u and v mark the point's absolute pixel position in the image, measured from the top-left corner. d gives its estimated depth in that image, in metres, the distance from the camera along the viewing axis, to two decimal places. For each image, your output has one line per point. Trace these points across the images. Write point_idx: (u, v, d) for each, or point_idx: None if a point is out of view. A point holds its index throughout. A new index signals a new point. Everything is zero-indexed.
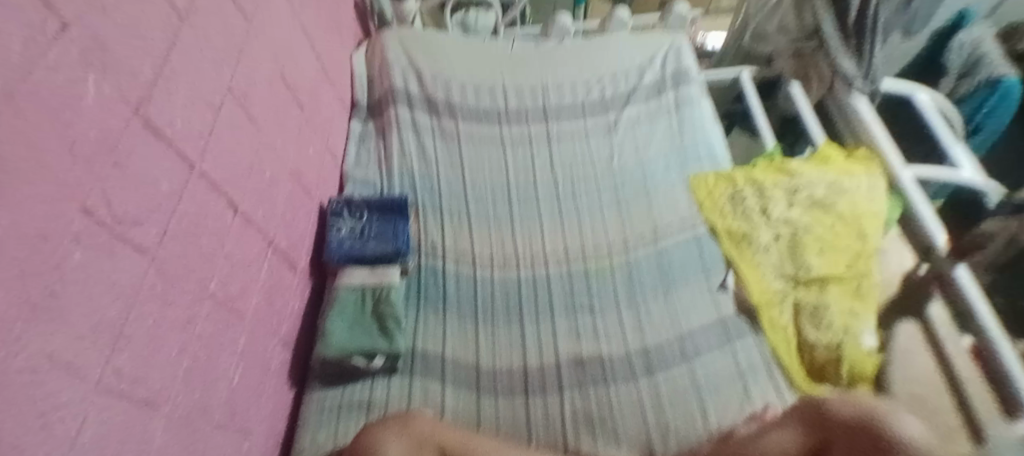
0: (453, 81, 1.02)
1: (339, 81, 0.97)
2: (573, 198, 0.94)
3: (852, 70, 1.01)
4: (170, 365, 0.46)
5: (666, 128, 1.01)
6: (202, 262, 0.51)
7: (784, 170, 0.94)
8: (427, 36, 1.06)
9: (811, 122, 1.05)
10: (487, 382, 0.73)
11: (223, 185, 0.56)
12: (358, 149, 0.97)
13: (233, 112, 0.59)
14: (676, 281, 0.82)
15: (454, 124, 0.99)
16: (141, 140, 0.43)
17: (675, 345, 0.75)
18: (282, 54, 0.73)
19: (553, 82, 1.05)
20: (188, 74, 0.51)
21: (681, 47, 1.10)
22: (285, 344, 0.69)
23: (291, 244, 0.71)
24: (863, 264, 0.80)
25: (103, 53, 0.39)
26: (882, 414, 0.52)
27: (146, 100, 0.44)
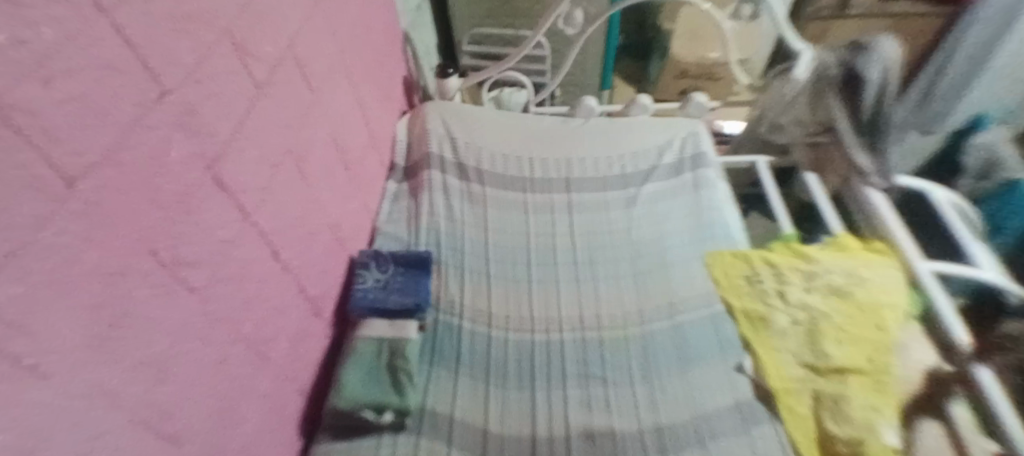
0: (485, 150, 1.10)
1: (382, 143, 1.06)
2: (590, 267, 0.96)
3: (867, 165, 1.04)
4: (199, 404, 0.48)
5: (684, 206, 1.05)
6: (242, 306, 0.55)
7: (801, 255, 0.96)
8: (465, 108, 1.15)
9: (828, 213, 1.10)
10: (495, 448, 0.72)
11: (270, 234, 0.60)
12: (390, 206, 1.02)
13: (288, 169, 0.65)
14: (691, 359, 0.81)
15: (481, 189, 1.05)
16: (209, 191, 0.48)
17: (689, 426, 0.74)
18: (335, 119, 0.82)
19: (578, 157, 1.12)
20: (256, 136, 0.57)
21: (699, 132, 1.17)
22: (302, 392, 0.70)
23: (321, 292, 0.75)
24: (884, 358, 0.79)
25: (191, 117, 0.45)
26: None
27: (219, 156, 0.50)
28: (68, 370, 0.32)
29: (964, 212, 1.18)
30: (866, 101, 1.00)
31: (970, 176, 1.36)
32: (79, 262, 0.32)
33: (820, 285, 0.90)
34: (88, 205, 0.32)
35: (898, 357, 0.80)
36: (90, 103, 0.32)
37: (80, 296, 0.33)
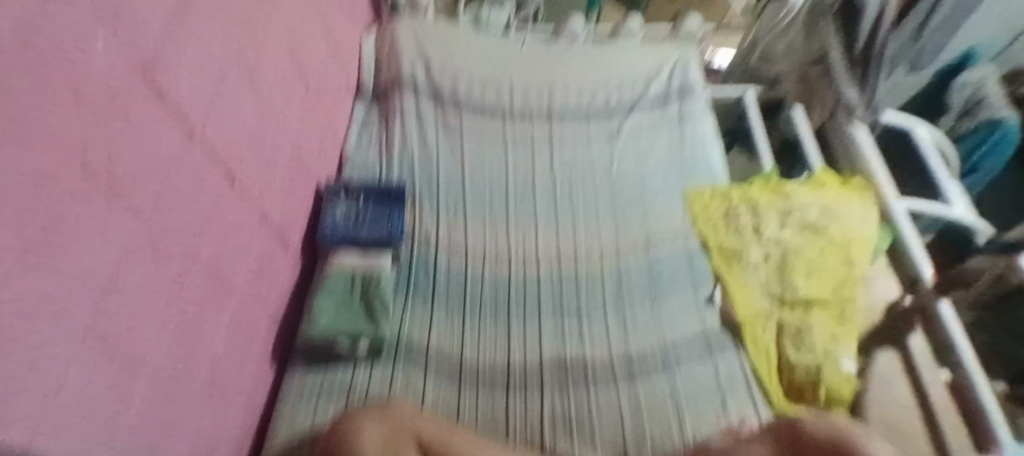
0: (461, 74, 1.03)
1: (347, 63, 0.97)
2: (569, 200, 0.94)
3: (854, 99, 1.03)
4: (155, 330, 0.46)
5: (668, 139, 1.02)
6: (195, 230, 0.51)
7: (780, 191, 0.95)
8: (439, 27, 1.06)
9: (811, 149, 1.08)
10: (468, 375, 0.73)
11: (222, 155, 0.56)
12: (358, 133, 0.96)
13: (239, 84, 0.59)
14: (664, 292, 0.83)
15: (457, 117, 0.99)
16: (147, 102, 0.43)
17: (657, 353, 0.76)
18: (293, 31, 0.74)
19: (560, 84, 1.06)
20: (199, 40, 0.51)
21: (688, 61, 1.11)
22: (271, 320, 0.69)
23: (285, 221, 0.71)
24: (848, 290, 0.81)
25: (117, 11, 0.39)
26: (856, 441, 0.54)
27: (154, 62, 0.44)
28: (20, 292, 0.30)
29: (945, 149, 1.19)
30: (862, 29, 0.97)
31: (953, 114, 1.37)
32: (15, 173, 0.29)
33: (795, 221, 0.91)
34: (10, 107, 0.28)
35: (861, 290, 0.83)
36: None
37: (20, 210, 0.29)
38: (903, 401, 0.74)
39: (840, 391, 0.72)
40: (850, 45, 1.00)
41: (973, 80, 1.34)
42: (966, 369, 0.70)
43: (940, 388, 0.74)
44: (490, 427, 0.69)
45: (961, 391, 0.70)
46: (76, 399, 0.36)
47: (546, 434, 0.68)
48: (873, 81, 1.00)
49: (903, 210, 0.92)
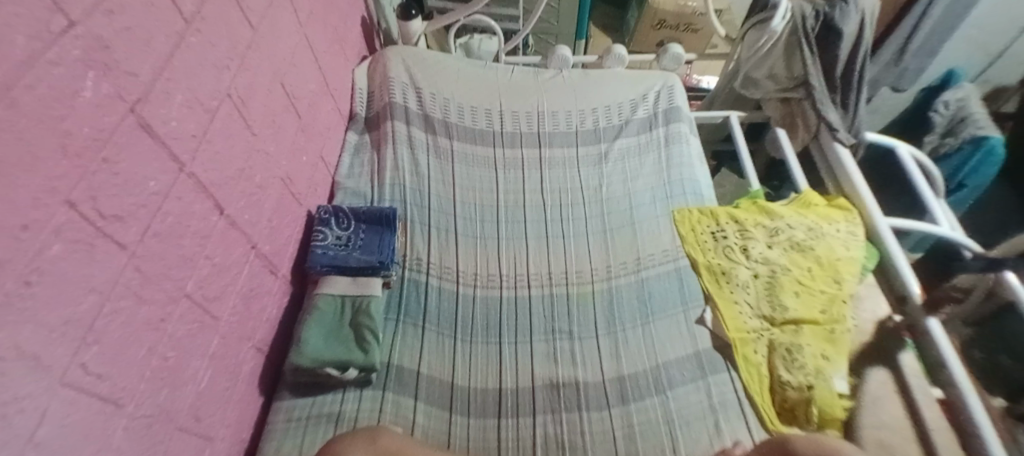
0: (452, 102, 1.05)
1: (340, 93, 1.00)
2: (560, 223, 0.95)
3: (838, 121, 1.06)
4: (138, 364, 0.46)
5: (655, 162, 1.04)
6: (183, 262, 0.52)
7: (766, 211, 0.97)
8: (430, 56, 1.09)
9: (795, 170, 1.10)
10: (460, 401, 0.73)
11: (211, 187, 0.56)
12: (350, 161, 0.98)
13: (229, 117, 0.60)
14: (655, 313, 0.83)
15: (448, 142, 1.01)
16: (135, 139, 0.44)
17: (650, 375, 0.76)
18: (283, 64, 0.75)
19: (549, 110, 1.08)
20: (188, 78, 0.52)
21: (673, 86, 1.14)
22: (258, 350, 0.68)
23: (274, 250, 0.72)
24: (837, 309, 0.82)
25: (105, 53, 0.40)
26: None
27: (143, 100, 0.45)
28: None
29: (928, 168, 1.21)
30: (839, 57, 1.04)
31: (936, 133, 1.38)
32: None
33: (782, 240, 0.92)
34: None
35: (850, 308, 0.84)
36: None
37: None
38: (895, 419, 0.72)
39: (834, 412, 0.70)
40: (830, 71, 1.06)
41: (954, 100, 1.36)
42: (959, 386, 0.70)
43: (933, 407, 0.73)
44: (482, 453, 0.68)
45: (955, 409, 0.71)
46: (53, 437, 0.36)
47: None
48: (854, 104, 1.08)
49: (888, 228, 0.92)
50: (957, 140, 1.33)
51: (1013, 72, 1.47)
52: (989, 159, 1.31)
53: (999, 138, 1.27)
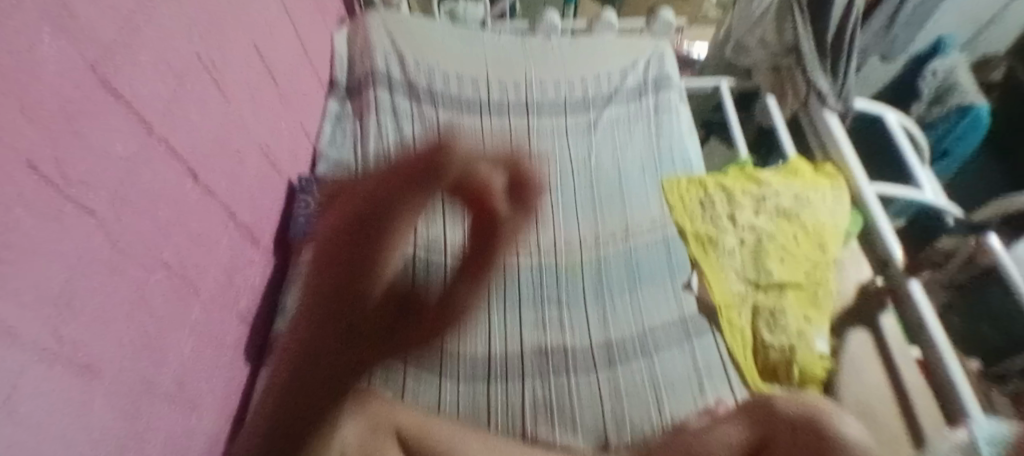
0: (436, 69, 1.02)
1: (319, 59, 0.96)
2: (548, 193, 0.95)
3: (827, 88, 1.05)
4: (119, 333, 0.45)
5: (644, 131, 1.03)
6: (158, 231, 0.50)
7: (754, 179, 0.97)
8: (413, 22, 1.05)
9: (783, 137, 1.10)
10: (450, 368, 0.74)
11: (184, 154, 0.54)
12: (332, 129, 0.96)
13: (200, 80, 0.58)
14: (642, 281, 0.83)
15: (433, 111, 0.99)
16: (99, 101, 0.42)
17: (635, 340, 0.77)
18: (258, 27, 0.72)
19: (536, 77, 1.06)
20: (155, 38, 0.50)
21: (664, 53, 1.12)
22: (243, 320, 0.68)
23: (255, 220, 0.70)
24: (820, 274, 0.83)
25: (66, 8, 0.38)
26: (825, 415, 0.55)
27: (107, 60, 0.43)
28: None
29: (914, 135, 1.22)
30: (831, 20, 1.00)
31: (924, 102, 1.40)
32: None
33: (769, 207, 0.92)
34: None
35: (833, 273, 0.85)
36: None
37: None
38: (873, 379, 0.74)
39: (815, 371, 0.73)
40: (821, 35, 1.02)
41: (944, 68, 1.37)
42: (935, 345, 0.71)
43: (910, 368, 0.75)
44: (472, 417, 0.69)
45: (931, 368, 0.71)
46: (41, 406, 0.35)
47: (527, 422, 0.69)
48: (845, 70, 1.03)
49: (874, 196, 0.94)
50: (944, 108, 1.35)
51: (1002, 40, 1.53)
52: (974, 127, 1.34)
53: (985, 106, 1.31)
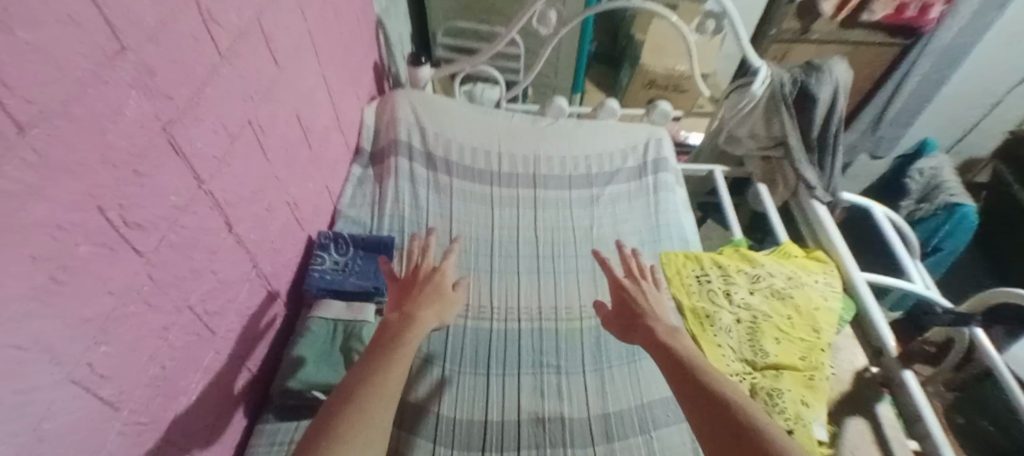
0: (453, 141, 1.11)
1: (349, 127, 1.05)
2: (551, 260, 0.99)
3: (814, 180, 1.15)
4: (139, 370, 0.47)
5: (643, 207, 1.10)
6: (191, 274, 0.54)
7: (748, 259, 1.01)
8: (435, 100, 1.16)
9: (777, 223, 1.17)
10: (444, 433, 0.72)
11: (225, 205, 0.59)
12: (353, 191, 1.01)
13: (249, 141, 0.64)
14: (642, 351, 0.85)
15: (448, 179, 1.06)
16: (164, 155, 0.48)
17: (634, 413, 0.77)
18: (301, 98, 0.81)
19: (544, 153, 1.15)
20: (216, 104, 0.56)
21: (661, 138, 1.21)
22: (249, 369, 0.69)
23: (273, 270, 0.73)
24: (816, 356, 0.85)
25: (151, 77, 0.44)
26: None
27: (177, 121, 0.49)
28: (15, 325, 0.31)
29: (902, 227, 1.28)
30: (816, 120, 1.13)
31: (912, 199, 1.59)
32: (33, 212, 0.32)
33: (763, 288, 0.95)
34: (36, 154, 0.31)
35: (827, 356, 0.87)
36: (51, 58, 0.32)
37: (33, 248, 0.33)
38: None
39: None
40: (807, 133, 1.15)
41: (929, 168, 1.57)
42: (936, 442, 0.76)
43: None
44: None
45: None
46: (51, 434, 0.37)
47: None
48: (830, 166, 1.17)
49: (864, 283, 1.00)
50: (931, 205, 1.51)
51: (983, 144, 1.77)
52: (962, 226, 1.47)
53: (969, 206, 1.45)
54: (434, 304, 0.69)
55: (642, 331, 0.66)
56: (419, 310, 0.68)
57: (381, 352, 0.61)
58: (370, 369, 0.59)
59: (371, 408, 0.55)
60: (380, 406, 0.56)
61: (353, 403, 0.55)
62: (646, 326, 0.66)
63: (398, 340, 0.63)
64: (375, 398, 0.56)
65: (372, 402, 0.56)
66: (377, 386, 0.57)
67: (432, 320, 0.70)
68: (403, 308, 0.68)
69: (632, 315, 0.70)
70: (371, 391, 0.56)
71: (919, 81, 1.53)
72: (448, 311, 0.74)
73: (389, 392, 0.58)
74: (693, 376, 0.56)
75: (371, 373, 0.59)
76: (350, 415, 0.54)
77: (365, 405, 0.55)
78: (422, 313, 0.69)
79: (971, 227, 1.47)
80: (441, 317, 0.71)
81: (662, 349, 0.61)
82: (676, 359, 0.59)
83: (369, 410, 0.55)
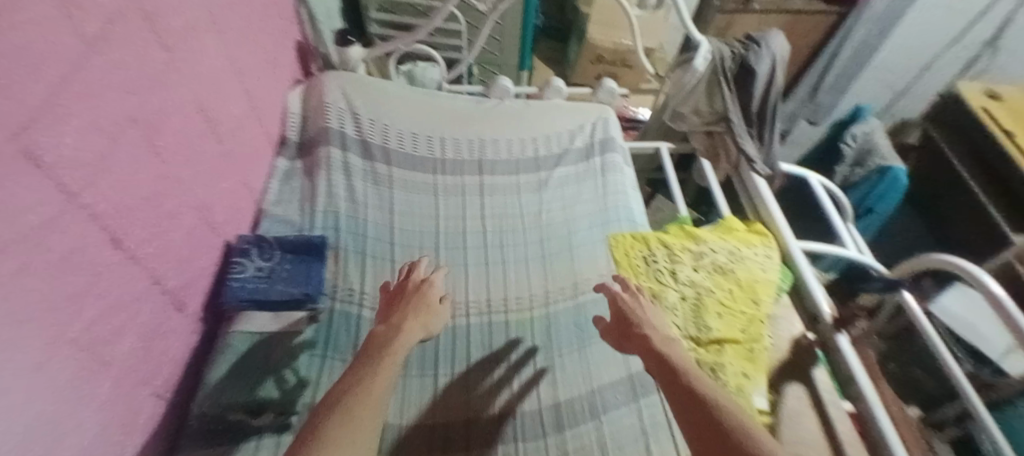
0: (391, 127, 1.04)
1: (269, 115, 0.95)
2: (500, 249, 0.96)
3: (753, 153, 1.17)
4: (16, 418, 0.40)
5: (592, 189, 1.08)
6: (71, 301, 0.47)
7: (692, 236, 1.02)
8: (369, 82, 1.08)
9: (718, 199, 1.21)
10: (389, 442, 0.68)
11: (108, 218, 0.52)
12: (280, 187, 0.93)
13: (136, 142, 0.56)
14: (590, 337, 0.84)
15: (387, 169, 1.00)
16: (18, 165, 0.39)
17: (585, 401, 0.77)
18: (203, 87, 0.72)
19: (490, 137, 1.10)
20: (90, 102, 0.49)
21: (608, 118, 1.19)
22: (156, 395, 0.62)
23: (180, 282, 0.66)
24: (756, 328, 0.87)
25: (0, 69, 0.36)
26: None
27: (31, 124, 0.40)
28: None
29: (837, 195, 1.34)
30: (755, 94, 1.14)
31: (847, 163, 1.67)
32: None
33: (707, 265, 0.96)
34: None
35: (767, 327, 0.90)
36: None
37: None
38: (813, 433, 0.81)
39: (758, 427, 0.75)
40: (746, 108, 1.17)
41: (862, 133, 1.65)
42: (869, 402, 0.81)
43: (842, 419, 0.83)
44: None
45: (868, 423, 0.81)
46: None
47: None
48: (769, 140, 1.20)
49: (800, 253, 1.05)
50: (865, 169, 1.61)
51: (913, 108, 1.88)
52: (893, 188, 1.55)
53: (900, 167, 1.53)
54: (420, 314, 0.69)
55: (638, 341, 0.65)
56: (404, 321, 0.67)
57: (368, 365, 0.58)
58: (359, 378, 0.55)
59: (362, 416, 0.50)
60: (371, 416, 0.51)
61: (342, 408, 0.50)
62: (642, 336, 0.65)
63: (383, 348, 0.61)
64: (363, 405, 0.51)
65: (362, 409, 0.51)
66: (363, 394, 0.52)
67: (420, 330, 0.69)
68: (390, 320, 0.67)
69: (626, 324, 0.69)
70: (360, 395, 0.52)
71: (855, 47, 1.59)
72: (437, 323, 0.72)
73: (375, 401, 0.53)
74: (687, 389, 0.53)
75: (363, 382, 0.54)
76: (338, 423, 0.49)
77: (354, 413, 0.50)
78: (410, 323, 0.68)
79: (901, 189, 1.54)
80: (430, 327, 0.71)
81: (660, 364, 0.59)
82: (667, 365, 0.58)
83: (358, 419, 0.50)
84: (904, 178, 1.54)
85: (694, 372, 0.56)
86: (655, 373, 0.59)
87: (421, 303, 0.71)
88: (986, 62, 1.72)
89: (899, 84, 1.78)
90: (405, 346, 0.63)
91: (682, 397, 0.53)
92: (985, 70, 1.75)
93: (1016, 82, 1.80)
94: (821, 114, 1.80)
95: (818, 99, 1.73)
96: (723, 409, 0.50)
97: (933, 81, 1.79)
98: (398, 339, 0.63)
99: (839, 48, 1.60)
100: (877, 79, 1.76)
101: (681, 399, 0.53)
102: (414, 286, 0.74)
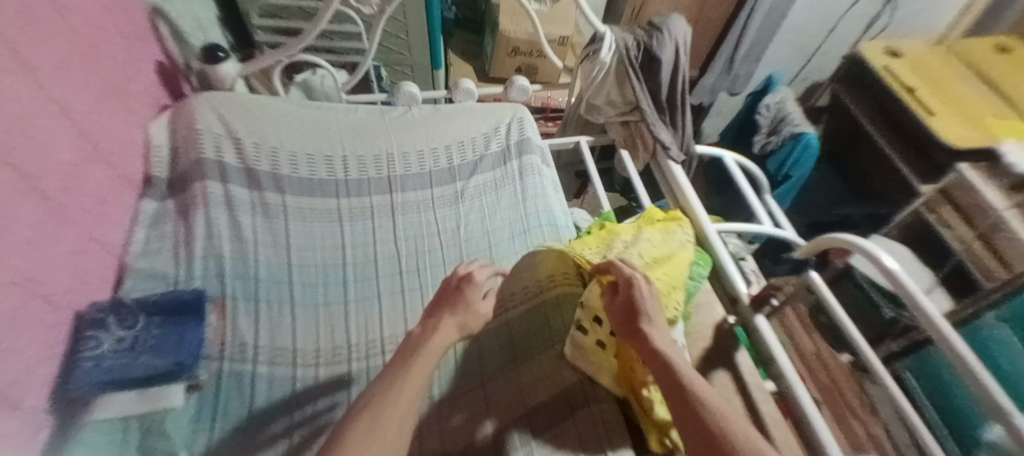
0: (281, 150, 0.94)
1: (119, 155, 0.83)
2: (417, 274, 0.88)
3: (669, 140, 1.18)
4: None
5: (511, 196, 1.03)
6: None
7: (613, 232, 0.99)
8: (248, 101, 0.97)
9: (639, 189, 1.20)
10: None
11: None
12: (146, 234, 0.82)
13: None
14: (519, 356, 0.82)
15: (279, 198, 0.90)
16: None
17: (513, 426, 0.72)
18: (12, 138, 0.59)
19: (398, 151, 1.02)
20: None
21: (522, 118, 1.14)
22: None
23: (9, 377, 0.54)
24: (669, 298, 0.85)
25: None
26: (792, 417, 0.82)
27: None
28: None
29: (752, 171, 1.36)
30: (663, 82, 1.14)
31: (764, 132, 1.73)
32: None
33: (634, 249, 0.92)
34: None
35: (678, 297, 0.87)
36: None
37: None
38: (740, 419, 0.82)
39: None
40: (656, 97, 1.16)
41: (774, 104, 1.73)
42: (789, 381, 0.82)
43: (766, 401, 0.85)
44: None
45: (788, 403, 0.83)
46: None
47: None
48: (682, 124, 1.21)
49: (718, 238, 1.06)
50: (780, 138, 1.67)
51: (820, 69, 1.99)
52: (807, 153, 1.63)
53: (811, 133, 1.60)
54: (455, 318, 0.64)
55: (642, 344, 0.64)
56: (439, 320, 0.64)
57: (403, 364, 0.58)
58: (388, 384, 0.56)
59: (385, 426, 0.51)
60: (396, 422, 0.51)
61: (370, 412, 0.52)
62: (644, 336, 0.64)
63: (417, 349, 0.60)
64: (390, 413, 0.52)
65: (390, 414, 0.52)
66: (394, 401, 0.53)
67: (455, 334, 0.64)
68: (426, 321, 0.65)
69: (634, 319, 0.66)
70: (389, 401, 0.53)
71: (758, 23, 1.61)
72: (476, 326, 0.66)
73: (406, 409, 0.53)
74: (695, 401, 0.54)
75: (390, 385, 0.55)
76: (359, 434, 0.50)
77: (378, 423, 0.51)
78: (444, 324, 0.64)
79: (813, 153, 1.62)
80: (466, 330, 0.65)
81: (663, 369, 0.59)
82: (668, 367, 0.59)
83: (385, 431, 0.50)
84: (815, 142, 1.61)
85: (696, 379, 0.57)
86: (658, 374, 0.60)
87: (461, 303, 0.67)
88: (887, 19, 1.82)
89: (807, 47, 1.87)
90: (438, 349, 0.61)
91: (683, 403, 0.55)
92: (885, 27, 1.86)
93: (919, 28, 1.92)
94: (738, 85, 1.87)
95: (731, 72, 1.78)
96: (731, 424, 0.51)
97: (841, 42, 1.88)
98: (431, 342, 0.61)
99: (744, 23, 1.60)
100: (783, 46, 1.84)
101: (685, 409, 0.55)
102: (458, 283, 0.69)
